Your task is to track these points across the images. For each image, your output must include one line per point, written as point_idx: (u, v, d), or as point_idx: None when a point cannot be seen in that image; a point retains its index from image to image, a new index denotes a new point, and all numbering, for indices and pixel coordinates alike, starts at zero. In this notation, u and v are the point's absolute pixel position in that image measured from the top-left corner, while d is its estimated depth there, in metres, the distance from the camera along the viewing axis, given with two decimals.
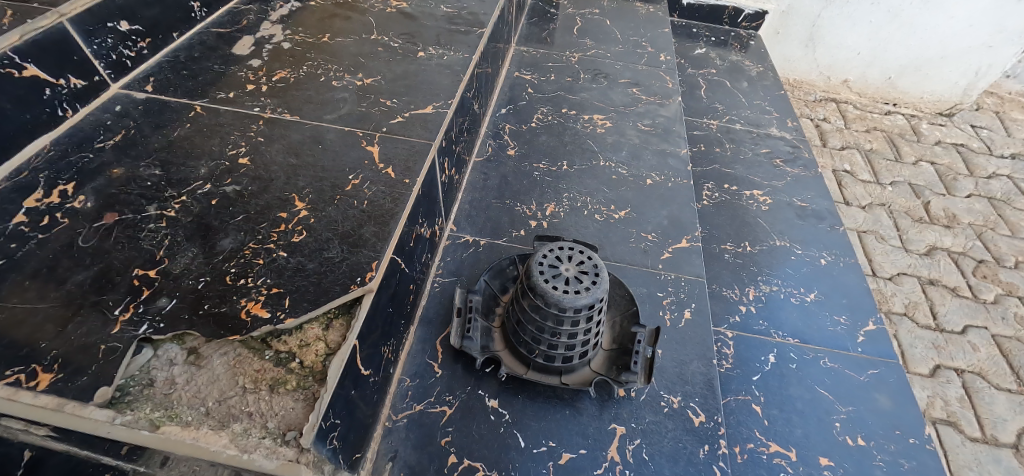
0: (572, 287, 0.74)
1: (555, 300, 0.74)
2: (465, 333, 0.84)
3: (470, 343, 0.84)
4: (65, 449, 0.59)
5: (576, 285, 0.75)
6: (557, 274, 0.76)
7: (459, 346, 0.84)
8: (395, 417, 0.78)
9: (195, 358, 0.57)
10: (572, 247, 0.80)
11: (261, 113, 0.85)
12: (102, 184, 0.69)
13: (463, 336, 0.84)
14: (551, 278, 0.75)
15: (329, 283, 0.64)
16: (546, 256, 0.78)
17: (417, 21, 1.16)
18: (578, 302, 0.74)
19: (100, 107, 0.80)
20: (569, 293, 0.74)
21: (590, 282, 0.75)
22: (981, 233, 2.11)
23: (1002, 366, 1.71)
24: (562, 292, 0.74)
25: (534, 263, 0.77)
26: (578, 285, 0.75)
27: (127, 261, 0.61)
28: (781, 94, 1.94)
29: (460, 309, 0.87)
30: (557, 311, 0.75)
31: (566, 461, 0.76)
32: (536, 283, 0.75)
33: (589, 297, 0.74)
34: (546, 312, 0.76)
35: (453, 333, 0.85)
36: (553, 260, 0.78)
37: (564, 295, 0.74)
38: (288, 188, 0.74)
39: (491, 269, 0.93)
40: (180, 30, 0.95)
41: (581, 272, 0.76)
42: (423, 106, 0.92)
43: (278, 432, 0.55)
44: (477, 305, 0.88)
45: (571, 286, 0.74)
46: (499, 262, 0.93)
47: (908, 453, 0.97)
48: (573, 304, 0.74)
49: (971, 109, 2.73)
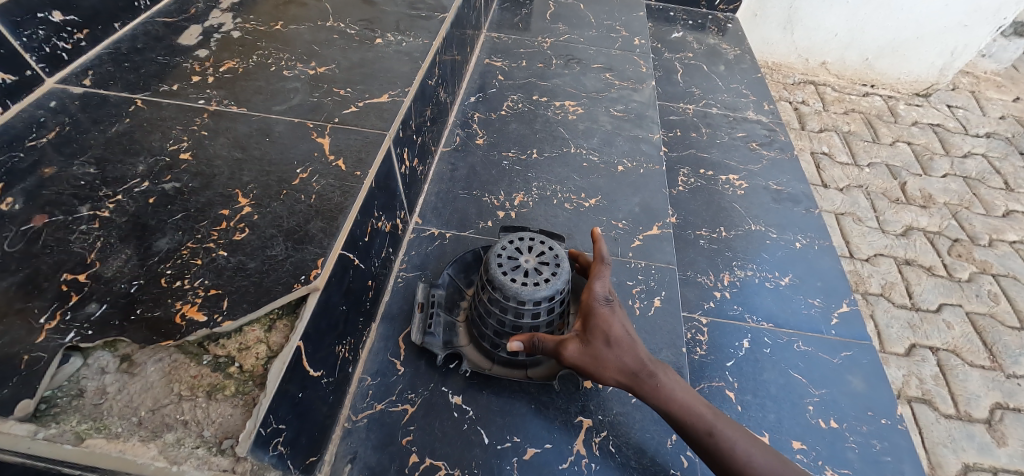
0: (531, 279, 0.73)
1: (513, 293, 0.72)
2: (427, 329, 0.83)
3: (431, 339, 0.83)
4: (19, 461, 0.47)
5: (535, 277, 0.73)
6: (516, 266, 0.74)
7: (421, 343, 0.82)
8: (354, 417, 0.76)
9: (128, 366, 0.54)
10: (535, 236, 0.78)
11: (206, 106, 0.81)
12: (33, 184, 0.65)
13: (424, 332, 0.83)
14: (509, 271, 0.73)
15: (271, 282, 0.61)
16: (504, 247, 0.76)
17: (377, 6, 1.12)
18: (537, 295, 0.72)
19: (34, 103, 0.75)
20: (528, 285, 0.72)
21: (549, 274, 0.73)
22: (956, 212, 2.13)
23: (976, 343, 1.73)
24: (521, 283, 0.72)
25: (492, 255, 0.75)
26: (538, 276, 0.73)
27: (56, 265, 0.58)
28: (758, 77, 1.93)
29: (423, 304, 0.86)
30: (516, 305, 0.73)
31: (531, 456, 0.75)
32: (494, 275, 0.73)
33: (549, 287, 0.72)
34: (504, 306, 0.74)
35: (415, 330, 0.83)
36: (512, 249, 0.76)
37: (522, 287, 0.72)
38: (231, 184, 0.70)
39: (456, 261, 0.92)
40: (122, 20, 0.90)
41: (541, 264, 0.74)
42: (379, 95, 0.88)
43: (213, 441, 0.53)
44: (440, 300, 0.87)
45: (530, 278, 0.73)
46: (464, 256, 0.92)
47: (880, 434, 0.98)
48: (532, 297, 0.72)
49: (947, 89, 2.74)
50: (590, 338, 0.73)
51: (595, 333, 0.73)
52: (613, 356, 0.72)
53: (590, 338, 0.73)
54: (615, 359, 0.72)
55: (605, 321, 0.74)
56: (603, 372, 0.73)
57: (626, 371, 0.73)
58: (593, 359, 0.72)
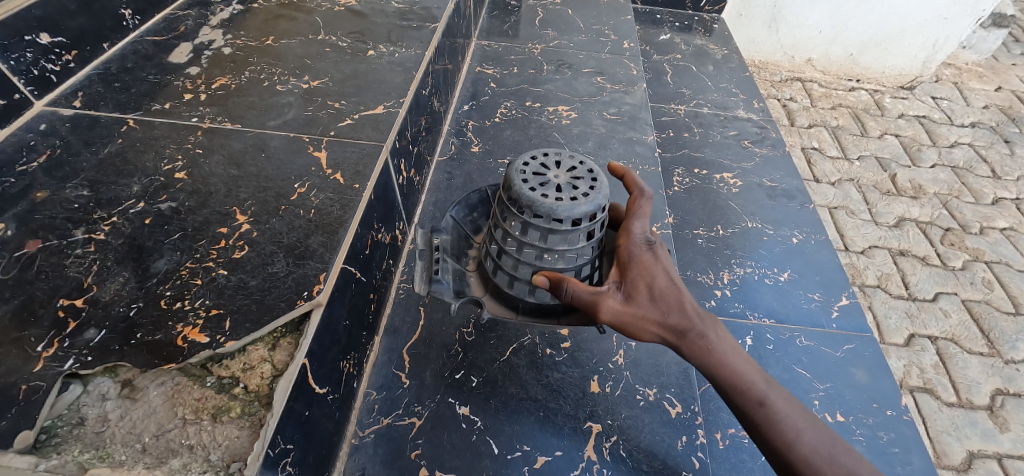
0: (565, 195, 0.72)
1: (550, 210, 0.71)
2: (434, 276, 0.83)
3: (439, 287, 0.83)
4: None
5: (570, 193, 0.72)
6: (548, 184, 0.73)
7: (428, 292, 0.83)
8: (361, 433, 0.75)
9: (130, 391, 0.53)
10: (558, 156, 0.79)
11: (200, 124, 0.80)
12: (25, 209, 0.64)
13: (431, 280, 0.84)
14: (542, 189, 0.73)
15: (274, 300, 0.60)
16: (530, 169, 0.76)
17: (368, 18, 1.12)
18: (575, 210, 0.71)
19: (23, 127, 0.74)
20: (564, 200, 0.71)
21: (584, 188, 0.73)
22: (946, 201, 2.15)
23: (973, 330, 1.75)
24: (556, 198, 0.72)
25: (519, 177, 0.74)
26: (572, 192, 0.73)
27: (51, 291, 0.57)
28: (746, 76, 1.94)
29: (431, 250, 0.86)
30: (554, 223, 0.72)
31: (542, 464, 0.74)
32: (526, 195, 0.72)
33: (586, 200, 0.72)
34: (540, 227, 0.73)
35: (420, 279, 0.84)
36: (536, 168, 0.76)
37: (558, 203, 0.71)
38: (228, 201, 0.69)
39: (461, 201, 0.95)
40: (111, 40, 0.89)
41: (572, 181, 0.74)
42: (374, 106, 0.88)
43: (221, 465, 0.51)
44: (446, 246, 0.88)
45: (564, 194, 0.72)
46: (466, 198, 0.94)
47: (886, 426, 0.98)
48: (571, 213, 0.71)
49: (930, 81, 2.78)
50: (632, 290, 0.73)
51: (636, 287, 0.73)
52: (653, 310, 0.72)
53: (630, 289, 0.73)
54: (654, 314, 0.72)
55: (645, 269, 0.74)
56: (643, 327, 0.73)
57: (668, 327, 0.72)
58: (635, 313, 0.72)
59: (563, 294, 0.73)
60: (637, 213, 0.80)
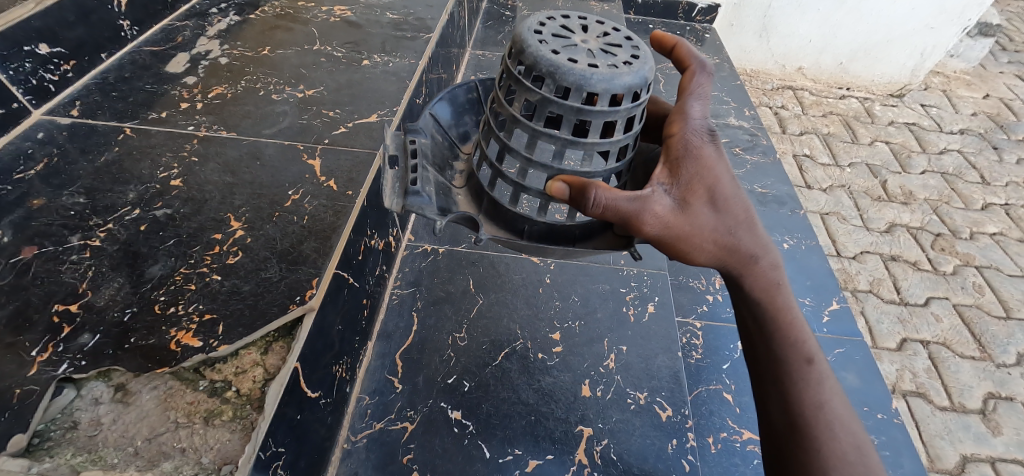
0: (600, 62, 0.54)
1: (581, 77, 0.52)
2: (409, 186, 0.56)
3: (418, 201, 0.56)
4: None
5: (605, 60, 0.54)
6: (574, 48, 0.55)
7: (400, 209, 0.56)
8: (353, 438, 0.75)
9: (123, 395, 0.54)
10: (582, 22, 0.60)
11: (196, 132, 0.81)
12: (21, 217, 0.65)
13: (405, 192, 0.56)
14: (566, 53, 0.54)
15: (267, 304, 0.61)
16: (546, 30, 0.57)
17: (363, 29, 1.14)
18: (615, 81, 0.53)
19: (20, 136, 0.75)
20: (599, 67, 0.53)
21: (623, 58, 0.55)
22: (936, 207, 2.17)
23: (964, 334, 1.76)
24: (588, 64, 0.53)
25: (534, 37, 0.55)
26: (608, 61, 0.55)
27: (46, 296, 0.57)
28: (737, 84, 1.97)
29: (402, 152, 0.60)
30: (581, 100, 0.54)
31: (533, 468, 0.74)
32: (546, 57, 0.53)
33: (628, 69, 0.54)
34: (563, 104, 0.54)
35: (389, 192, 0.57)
36: (557, 32, 0.57)
37: (592, 70, 0.53)
38: (222, 208, 0.71)
39: (438, 104, 0.71)
40: (109, 50, 0.90)
41: (606, 49, 0.56)
42: (368, 115, 0.89)
43: (212, 467, 0.51)
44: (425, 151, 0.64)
45: (599, 61, 0.54)
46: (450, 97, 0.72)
47: (878, 430, 0.98)
48: (609, 83, 0.53)
49: (919, 89, 2.82)
50: (687, 194, 0.56)
51: (694, 192, 0.56)
52: (711, 222, 0.58)
53: (684, 192, 0.56)
54: (711, 228, 0.58)
55: (704, 167, 0.57)
56: (695, 242, 0.58)
57: (722, 246, 0.60)
58: (689, 226, 0.57)
59: (592, 205, 0.51)
60: (693, 89, 0.61)
